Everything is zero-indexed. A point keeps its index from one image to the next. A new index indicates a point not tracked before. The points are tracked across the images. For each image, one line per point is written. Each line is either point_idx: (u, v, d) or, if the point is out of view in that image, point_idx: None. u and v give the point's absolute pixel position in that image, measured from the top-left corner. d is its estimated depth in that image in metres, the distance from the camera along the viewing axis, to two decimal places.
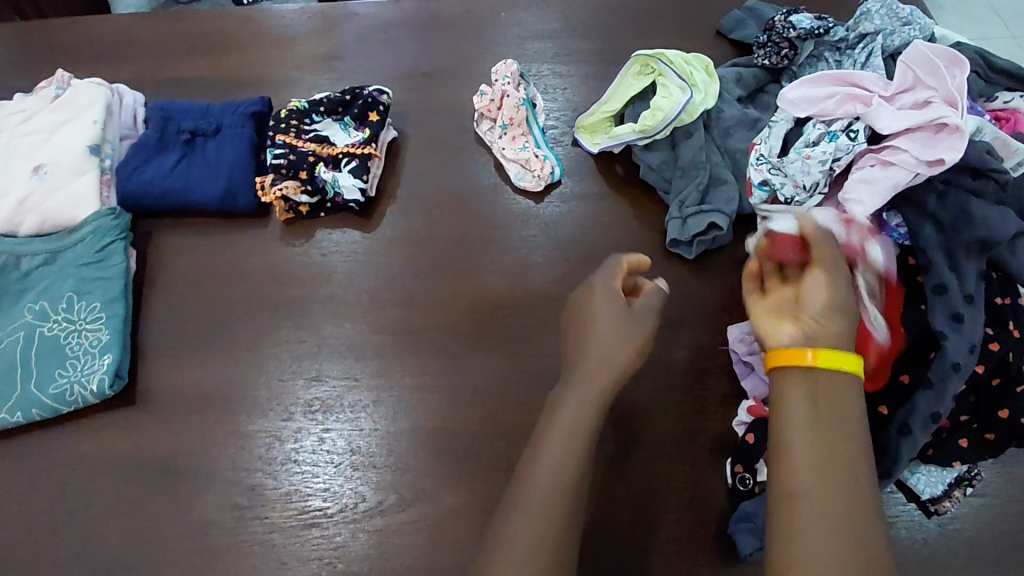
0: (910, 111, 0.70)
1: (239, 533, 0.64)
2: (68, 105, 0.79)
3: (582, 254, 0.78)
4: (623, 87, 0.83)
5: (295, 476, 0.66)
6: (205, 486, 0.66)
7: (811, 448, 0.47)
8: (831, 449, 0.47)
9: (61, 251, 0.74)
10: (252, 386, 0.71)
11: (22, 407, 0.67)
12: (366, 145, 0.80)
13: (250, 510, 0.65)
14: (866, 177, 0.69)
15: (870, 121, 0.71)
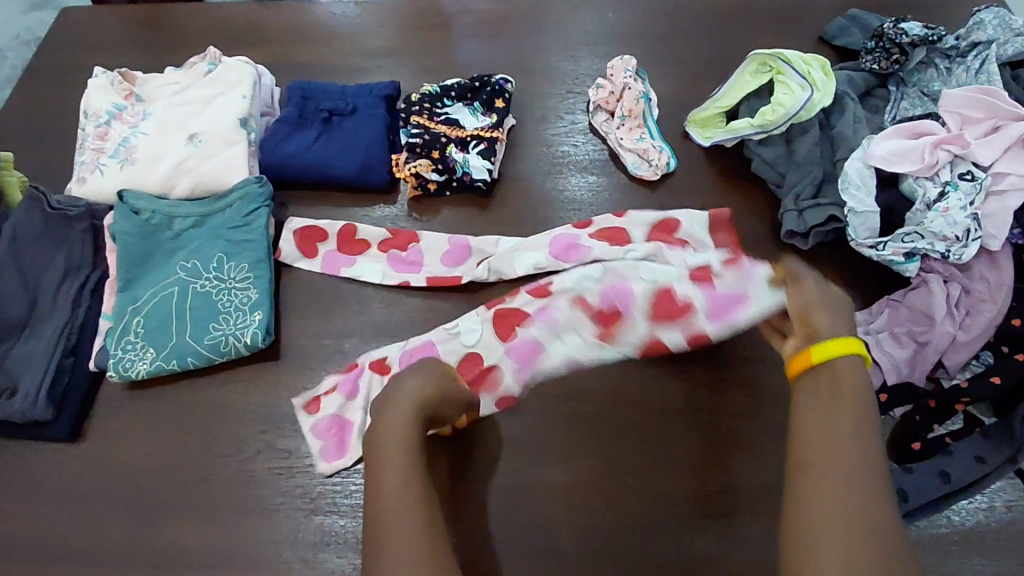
0: (993, 137, 0.73)
1: (344, 486, 0.67)
2: (219, 80, 0.84)
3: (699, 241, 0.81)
4: (740, 83, 0.86)
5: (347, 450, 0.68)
6: (312, 446, 0.69)
7: (848, 454, 0.50)
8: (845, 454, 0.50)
9: (211, 214, 0.78)
10: (321, 362, 0.74)
11: (177, 356, 0.71)
12: (494, 129, 0.85)
13: (311, 482, 0.67)
14: (986, 212, 0.71)
15: (970, 160, 0.73)
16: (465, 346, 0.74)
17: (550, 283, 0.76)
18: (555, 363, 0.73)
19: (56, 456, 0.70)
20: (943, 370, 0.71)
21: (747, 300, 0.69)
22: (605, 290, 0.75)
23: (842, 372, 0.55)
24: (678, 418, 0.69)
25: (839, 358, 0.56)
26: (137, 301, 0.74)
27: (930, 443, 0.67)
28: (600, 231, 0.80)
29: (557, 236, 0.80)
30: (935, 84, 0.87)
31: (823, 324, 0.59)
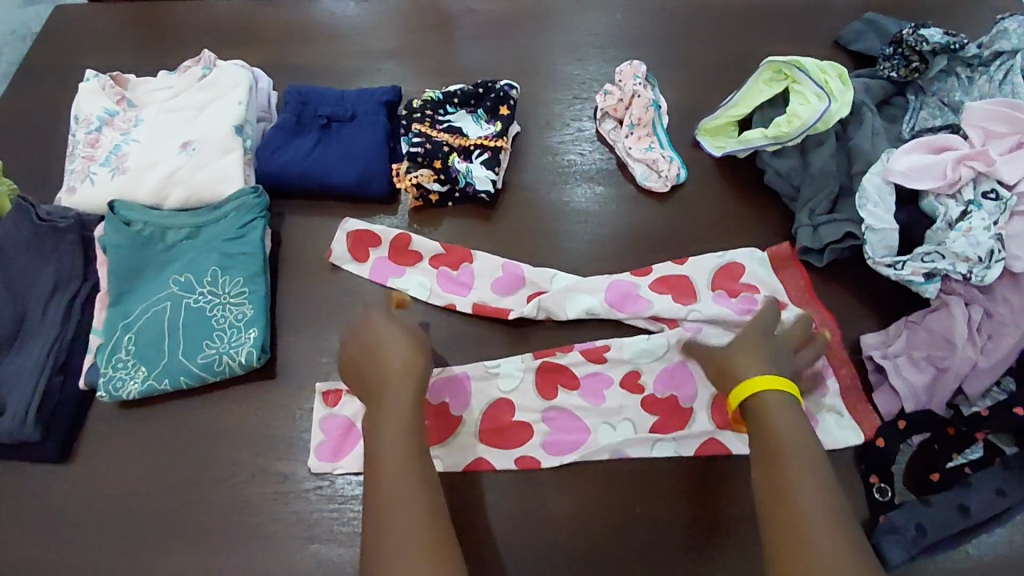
0: (1018, 154, 0.70)
1: (342, 513, 0.65)
2: (214, 85, 0.81)
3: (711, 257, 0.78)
4: (753, 91, 0.83)
5: (346, 474, 0.66)
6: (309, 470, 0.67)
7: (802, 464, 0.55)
8: (798, 464, 0.55)
9: (205, 225, 0.76)
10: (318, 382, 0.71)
11: (169, 375, 0.69)
12: (498, 138, 0.82)
13: (308, 509, 0.65)
14: (1010, 233, 0.69)
15: (994, 179, 0.70)
16: (503, 392, 0.70)
17: (606, 348, 0.72)
18: (602, 450, 0.67)
19: (45, 478, 0.68)
20: (963, 397, 0.68)
21: (820, 423, 0.68)
22: (661, 371, 0.71)
23: (781, 408, 0.58)
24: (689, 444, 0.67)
25: (767, 394, 0.59)
26: (129, 316, 0.72)
27: (948, 473, 0.65)
28: (661, 280, 0.76)
29: (614, 282, 0.76)
30: (956, 94, 0.83)
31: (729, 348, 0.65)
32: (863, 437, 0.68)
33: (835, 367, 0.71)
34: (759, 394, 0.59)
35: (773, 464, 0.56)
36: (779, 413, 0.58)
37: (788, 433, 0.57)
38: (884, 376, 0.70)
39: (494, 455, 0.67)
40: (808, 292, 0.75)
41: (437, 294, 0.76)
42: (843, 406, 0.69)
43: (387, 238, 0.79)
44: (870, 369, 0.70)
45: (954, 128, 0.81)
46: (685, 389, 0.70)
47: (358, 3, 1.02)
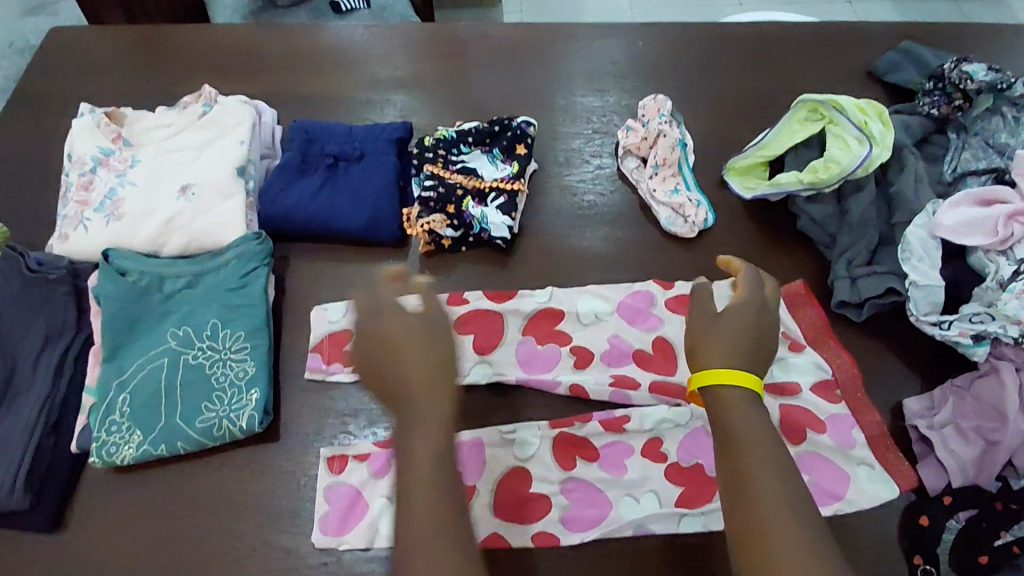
0: None
1: None
2: (214, 123, 0.77)
3: None
4: (786, 131, 0.78)
5: (350, 549, 0.62)
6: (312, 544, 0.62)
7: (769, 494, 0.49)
8: (762, 467, 0.50)
9: (205, 274, 0.71)
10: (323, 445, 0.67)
11: (166, 440, 0.65)
12: (515, 180, 0.77)
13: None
14: None
15: None
16: (517, 460, 0.66)
17: (625, 418, 0.68)
18: (625, 526, 0.62)
19: (32, 550, 0.63)
20: (1012, 469, 0.63)
21: (853, 480, 0.65)
22: (681, 438, 0.67)
23: (740, 407, 0.53)
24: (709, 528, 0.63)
25: (731, 388, 0.54)
26: (123, 373, 0.67)
27: (998, 553, 0.60)
28: (677, 300, 0.74)
29: (629, 297, 0.75)
30: (1001, 135, 0.78)
31: (716, 344, 0.56)
32: (898, 487, 0.64)
33: (861, 416, 0.68)
34: (718, 385, 0.55)
35: (735, 486, 0.51)
36: (744, 417, 0.53)
37: (752, 442, 0.52)
38: (929, 447, 0.65)
39: (512, 532, 0.63)
40: (825, 331, 0.72)
41: None
42: (873, 456, 0.66)
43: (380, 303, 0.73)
44: (914, 438, 0.66)
45: (1000, 172, 0.77)
46: (707, 460, 0.66)
47: (367, 27, 0.97)
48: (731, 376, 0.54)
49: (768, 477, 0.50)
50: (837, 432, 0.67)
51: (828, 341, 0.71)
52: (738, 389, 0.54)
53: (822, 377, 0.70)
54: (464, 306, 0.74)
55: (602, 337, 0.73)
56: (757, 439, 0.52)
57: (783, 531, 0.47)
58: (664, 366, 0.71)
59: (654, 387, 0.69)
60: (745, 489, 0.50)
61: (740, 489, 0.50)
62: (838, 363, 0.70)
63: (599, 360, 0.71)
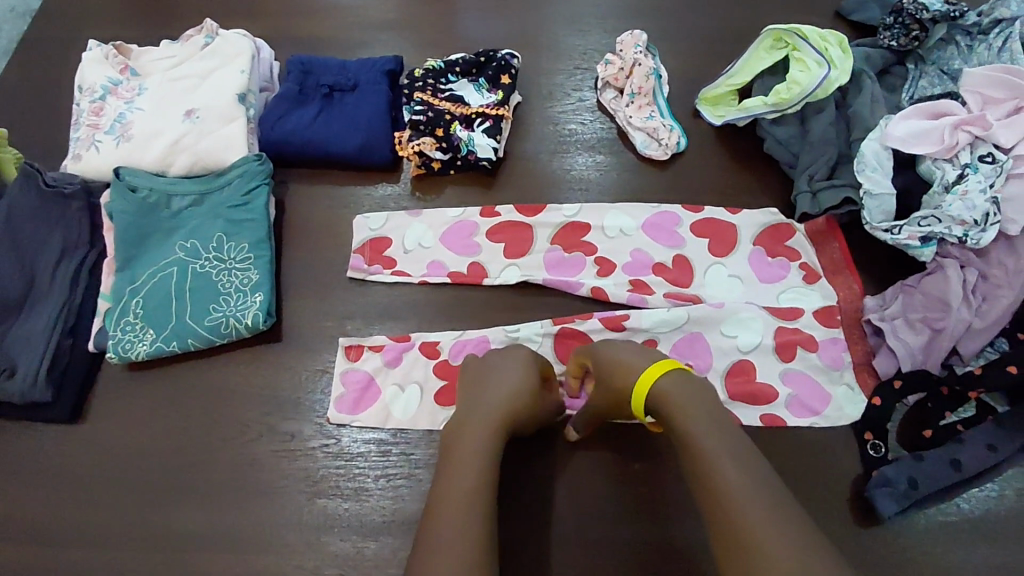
0: (1016, 119, 0.71)
1: (347, 469, 0.67)
2: (216, 54, 0.82)
3: (710, 221, 0.79)
4: (753, 59, 0.83)
5: (353, 433, 0.68)
6: (314, 430, 0.68)
7: (730, 466, 0.50)
8: (712, 442, 0.53)
9: (210, 192, 0.76)
10: (323, 344, 0.73)
11: (177, 337, 0.70)
12: (499, 107, 0.82)
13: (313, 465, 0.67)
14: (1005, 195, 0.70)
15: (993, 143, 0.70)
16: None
17: (626, 316, 0.73)
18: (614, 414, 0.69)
19: (59, 438, 0.69)
20: (957, 357, 0.69)
21: (830, 398, 0.70)
22: (677, 340, 0.72)
23: (682, 395, 0.58)
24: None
25: (661, 385, 0.59)
26: (137, 281, 0.73)
27: (941, 430, 0.67)
28: (707, 221, 0.79)
29: (659, 214, 0.80)
30: (955, 63, 0.83)
31: (630, 360, 0.63)
32: (864, 403, 0.69)
33: (854, 342, 0.72)
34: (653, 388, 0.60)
35: (693, 465, 0.52)
36: (679, 400, 0.57)
37: (698, 423, 0.55)
38: (883, 338, 0.71)
39: None
40: (843, 265, 0.75)
41: (451, 260, 0.77)
42: (854, 380, 0.71)
43: (424, 215, 0.80)
44: (869, 332, 0.71)
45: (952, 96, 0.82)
46: (699, 362, 0.72)
47: None
48: (659, 376, 0.60)
49: (721, 440, 0.53)
50: (827, 354, 0.72)
51: (833, 253, 0.76)
52: (664, 385, 0.59)
53: (828, 303, 0.74)
54: (497, 218, 0.80)
55: (624, 251, 0.78)
56: (700, 416, 0.55)
57: (751, 490, 0.48)
58: (673, 285, 0.75)
59: (670, 294, 0.74)
60: (700, 465, 0.52)
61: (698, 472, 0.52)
62: (841, 278, 0.75)
63: (621, 268, 0.77)
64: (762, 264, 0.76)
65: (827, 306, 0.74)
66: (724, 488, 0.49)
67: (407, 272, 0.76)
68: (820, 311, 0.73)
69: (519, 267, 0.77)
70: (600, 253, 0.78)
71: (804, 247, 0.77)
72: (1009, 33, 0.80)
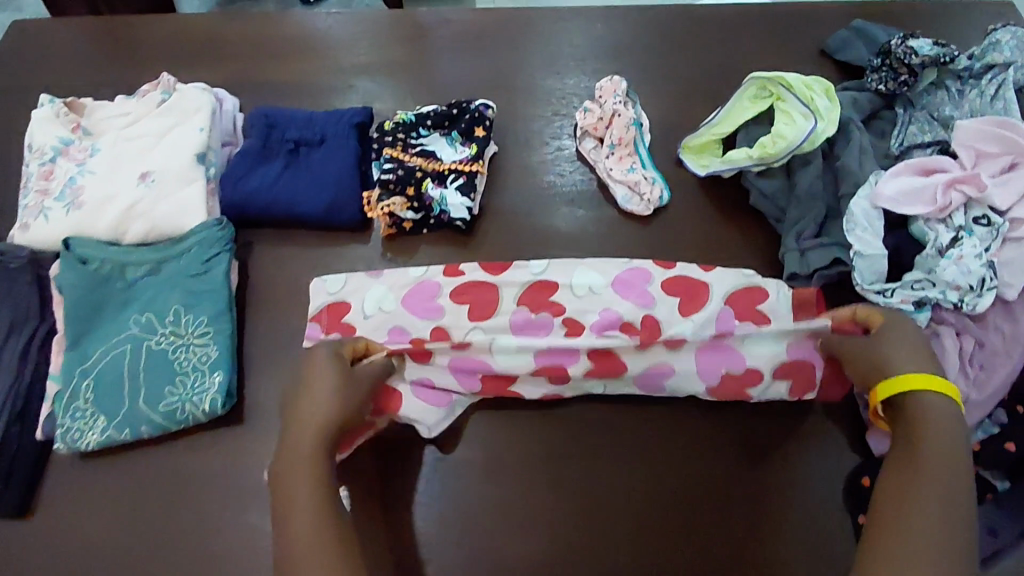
0: (1009, 179, 0.68)
1: None
2: (172, 110, 0.77)
3: (678, 279, 0.73)
4: (737, 108, 0.80)
5: None
6: None
7: (936, 499, 0.53)
8: (929, 471, 0.55)
9: (167, 261, 0.72)
10: None
11: (129, 424, 0.66)
12: (473, 162, 0.79)
13: None
14: (1001, 259, 0.67)
15: (986, 205, 0.68)
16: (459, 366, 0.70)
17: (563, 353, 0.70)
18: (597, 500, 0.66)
19: (5, 532, 0.65)
20: None
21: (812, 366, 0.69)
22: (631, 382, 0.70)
23: (943, 419, 0.57)
24: (636, 474, 0.67)
25: (925, 393, 0.58)
26: (87, 361, 0.68)
27: None
28: (677, 279, 0.73)
29: (633, 270, 0.74)
30: (946, 109, 0.79)
31: (903, 352, 0.62)
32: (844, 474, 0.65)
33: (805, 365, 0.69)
34: (906, 390, 0.59)
35: (907, 474, 0.55)
36: (929, 416, 0.57)
37: (933, 451, 0.56)
38: None
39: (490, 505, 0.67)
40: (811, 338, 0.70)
41: (413, 326, 0.72)
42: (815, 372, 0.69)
43: (385, 274, 0.75)
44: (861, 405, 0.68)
45: (944, 145, 0.78)
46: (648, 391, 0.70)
47: (330, 15, 0.98)
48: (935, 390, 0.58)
49: (945, 474, 0.54)
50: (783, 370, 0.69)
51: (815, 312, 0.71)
52: (929, 396, 0.58)
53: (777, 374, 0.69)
54: (461, 278, 0.74)
55: (593, 311, 0.72)
56: (941, 434, 0.56)
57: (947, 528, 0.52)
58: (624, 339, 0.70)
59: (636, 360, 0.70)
60: (910, 483, 0.55)
61: (905, 484, 0.55)
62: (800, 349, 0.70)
63: (588, 327, 0.71)
64: (729, 320, 0.71)
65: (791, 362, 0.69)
66: (921, 513, 0.52)
67: (353, 324, 0.72)
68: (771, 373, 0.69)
69: (477, 327, 0.72)
70: (564, 308, 0.72)
71: (777, 301, 0.71)
72: (1000, 82, 0.78)
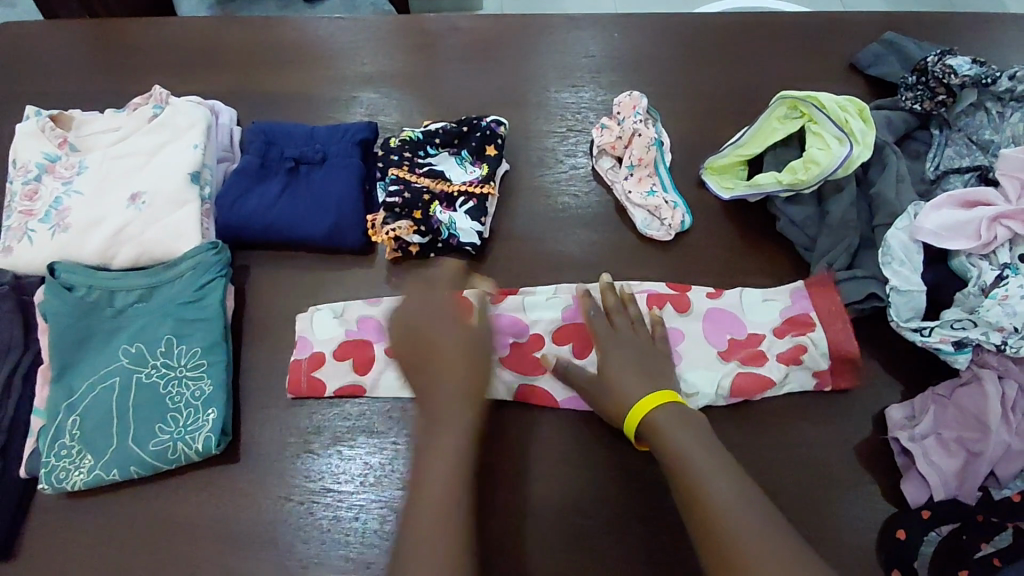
0: None
1: None
2: (165, 126, 0.74)
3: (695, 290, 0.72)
4: (765, 130, 0.76)
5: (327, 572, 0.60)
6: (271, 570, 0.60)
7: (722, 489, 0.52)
8: (705, 471, 0.53)
9: (158, 287, 0.68)
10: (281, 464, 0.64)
11: (118, 464, 0.62)
12: (484, 184, 0.75)
13: None
14: None
15: None
16: None
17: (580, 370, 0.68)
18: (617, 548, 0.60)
19: None
20: (993, 478, 0.62)
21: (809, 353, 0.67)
22: None
23: (675, 422, 0.57)
24: (662, 527, 0.61)
25: (655, 413, 0.58)
26: (73, 395, 0.64)
27: (978, 566, 0.57)
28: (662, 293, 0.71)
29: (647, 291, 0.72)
30: (986, 132, 0.75)
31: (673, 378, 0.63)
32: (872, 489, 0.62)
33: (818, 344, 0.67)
34: (647, 410, 0.59)
35: (686, 487, 0.53)
36: (666, 430, 0.57)
37: (694, 453, 0.54)
38: (910, 459, 0.63)
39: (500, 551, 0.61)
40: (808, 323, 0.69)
41: None
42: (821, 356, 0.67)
43: (383, 326, 0.70)
44: (895, 451, 0.64)
45: (984, 171, 0.74)
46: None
47: (332, 20, 0.93)
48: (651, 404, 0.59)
49: (721, 478, 0.53)
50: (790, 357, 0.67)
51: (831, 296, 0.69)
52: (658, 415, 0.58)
53: (787, 354, 0.68)
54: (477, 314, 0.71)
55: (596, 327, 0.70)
56: (684, 438, 0.56)
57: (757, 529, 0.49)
58: None
59: None
60: (696, 493, 0.52)
61: (693, 494, 0.53)
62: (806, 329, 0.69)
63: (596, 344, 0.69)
64: (720, 328, 0.70)
65: (796, 344, 0.68)
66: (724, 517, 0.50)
67: (360, 383, 0.67)
68: (782, 357, 0.68)
69: None
70: (570, 318, 0.71)
71: (764, 302, 0.71)
72: None
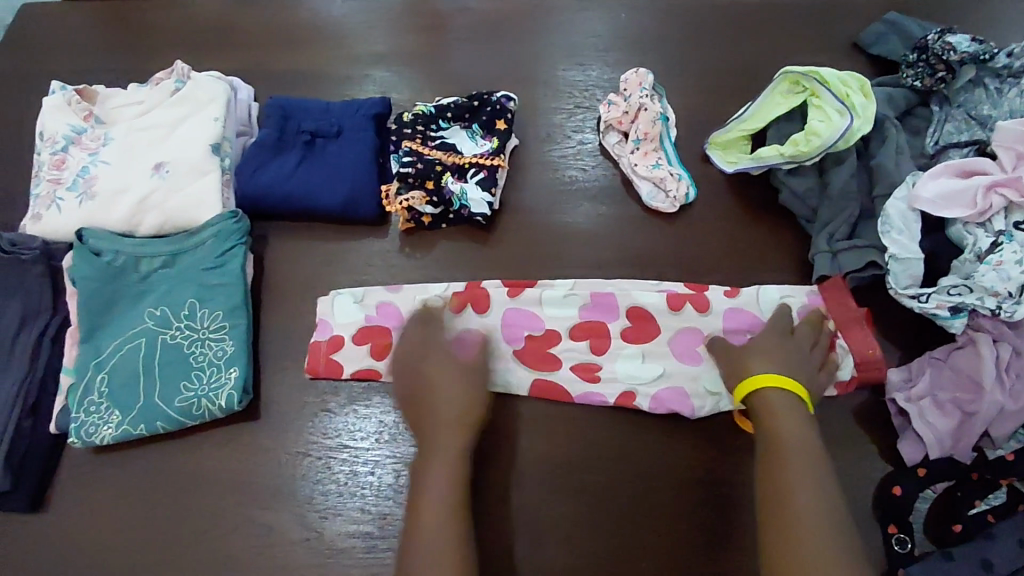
0: None
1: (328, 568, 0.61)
2: (187, 100, 0.76)
3: (698, 262, 0.75)
4: (768, 104, 0.78)
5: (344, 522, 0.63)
6: (292, 520, 0.63)
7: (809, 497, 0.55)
8: (800, 471, 0.57)
9: (181, 254, 0.71)
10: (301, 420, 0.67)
11: (145, 420, 0.65)
12: (494, 156, 0.77)
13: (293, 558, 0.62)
14: None
15: None
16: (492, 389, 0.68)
17: (599, 367, 0.70)
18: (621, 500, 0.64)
19: (16, 527, 0.64)
20: (988, 439, 0.64)
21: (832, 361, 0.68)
22: (657, 392, 0.68)
23: (784, 409, 0.61)
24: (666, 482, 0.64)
25: (771, 391, 0.62)
26: (101, 354, 0.67)
27: (971, 524, 0.61)
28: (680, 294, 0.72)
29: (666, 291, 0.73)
30: (984, 107, 0.77)
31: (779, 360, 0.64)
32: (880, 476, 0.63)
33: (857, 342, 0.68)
34: (762, 388, 0.62)
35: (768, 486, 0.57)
36: (780, 415, 0.60)
37: (794, 453, 0.58)
38: (907, 420, 0.65)
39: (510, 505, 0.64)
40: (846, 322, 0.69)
41: None
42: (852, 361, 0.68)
43: (401, 313, 0.71)
44: (893, 412, 0.66)
45: (981, 144, 0.76)
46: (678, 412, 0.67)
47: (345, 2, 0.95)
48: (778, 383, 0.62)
49: (810, 475, 0.57)
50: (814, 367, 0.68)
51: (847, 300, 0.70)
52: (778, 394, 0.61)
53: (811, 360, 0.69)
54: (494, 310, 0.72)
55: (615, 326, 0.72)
56: (793, 430, 0.59)
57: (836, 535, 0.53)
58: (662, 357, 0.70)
59: (659, 397, 0.67)
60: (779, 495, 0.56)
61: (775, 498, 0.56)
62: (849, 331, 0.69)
63: (612, 341, 0.71)
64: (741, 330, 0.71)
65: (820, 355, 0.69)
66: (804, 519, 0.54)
67: (377, 368, 0.69)
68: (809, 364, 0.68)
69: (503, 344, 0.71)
70: (588, 317, 0.72)
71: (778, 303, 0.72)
72: None
